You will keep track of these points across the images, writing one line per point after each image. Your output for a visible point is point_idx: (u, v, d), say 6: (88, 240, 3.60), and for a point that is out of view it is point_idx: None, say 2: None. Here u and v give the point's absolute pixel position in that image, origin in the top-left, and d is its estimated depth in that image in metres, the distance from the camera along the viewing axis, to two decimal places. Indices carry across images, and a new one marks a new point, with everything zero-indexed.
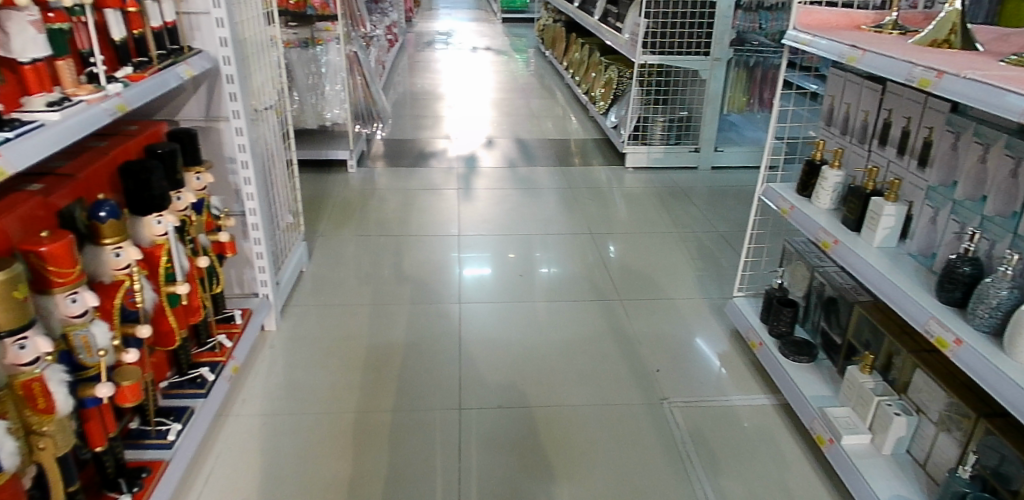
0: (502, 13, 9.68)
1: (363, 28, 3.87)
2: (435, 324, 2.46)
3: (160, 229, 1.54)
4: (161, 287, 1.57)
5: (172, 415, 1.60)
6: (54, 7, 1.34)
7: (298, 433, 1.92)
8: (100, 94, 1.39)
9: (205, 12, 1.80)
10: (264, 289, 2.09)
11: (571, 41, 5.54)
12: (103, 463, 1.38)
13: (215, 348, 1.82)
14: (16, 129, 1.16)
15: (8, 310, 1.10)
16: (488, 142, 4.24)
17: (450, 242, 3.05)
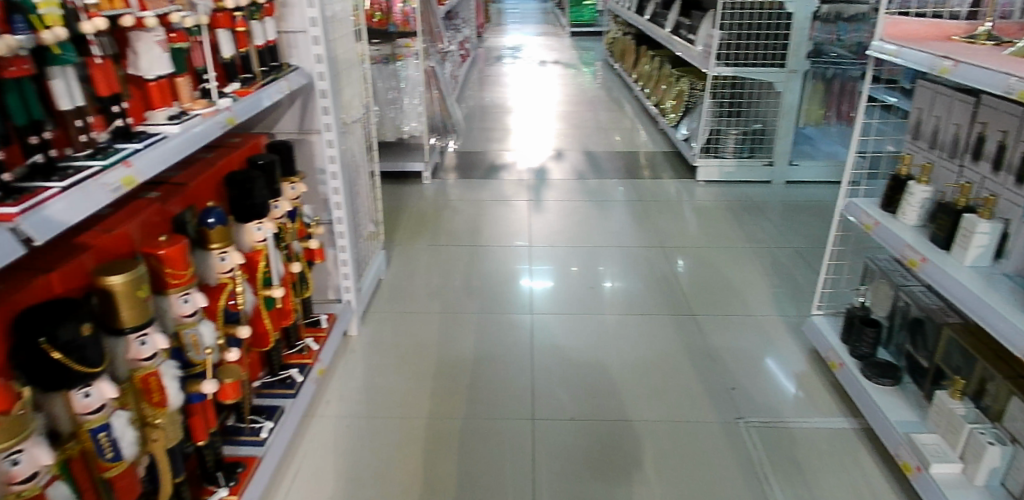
0: (570, 27, 9.76)
1: (440, 44, 3.98)
2: (508, 334, 2.49)
3: (259, 235, 1.63)
4: (258, 291, 1.65)
5: (265, 414, 1.67)
6: (176, 28, 1.43)
7: (377, 436, 1.97)
8: (212, 109, 1.49)
9: (302, 30, 1.90)
10: (347, 295, 2.17)
11: (640, 54, 5.53)
12: (204, 457, 1.45)
13: (303, 350, 1.90)
14: (143, 140, 1.29)
15: (133, 308, 1.19)
16: (557, 155, 4.27)
17: (519, 253, 3.08)
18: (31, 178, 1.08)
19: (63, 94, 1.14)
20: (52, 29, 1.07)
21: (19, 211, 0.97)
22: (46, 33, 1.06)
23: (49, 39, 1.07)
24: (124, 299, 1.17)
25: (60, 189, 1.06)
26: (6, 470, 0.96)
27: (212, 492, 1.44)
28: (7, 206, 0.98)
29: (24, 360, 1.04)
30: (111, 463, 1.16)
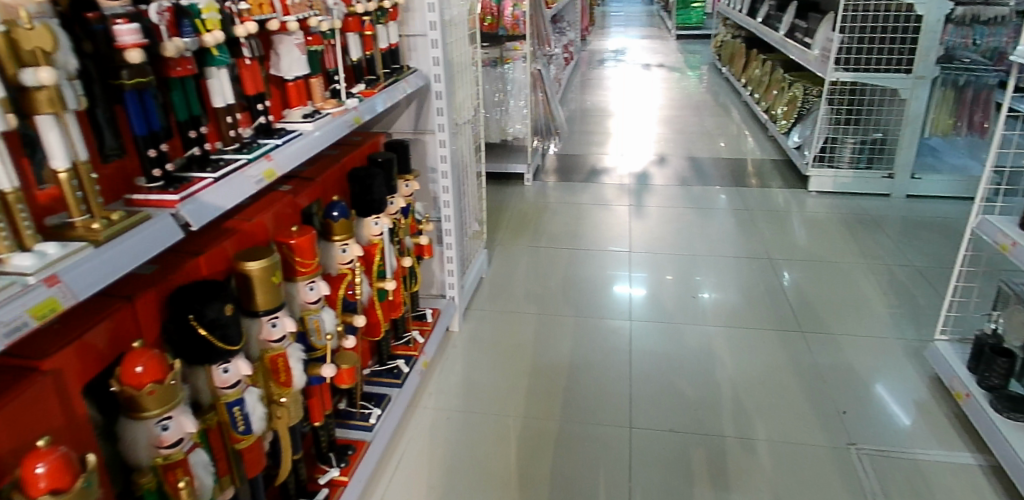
0: (677, 30, 9.56)
1: (547, 47, 4.02)
2: (606, 340, 2.47)
3: (376, 229, 1.70)
4: (372, 283, 1.72)
5: (373, 401, 1.75)
6: (312, 32, 1.51)
7: (475, 431, 2.01)
8: (341, 108, 1.58)
9: (422, 34, 1.98)
10: (451, 292, 2.22)
11: (751, 57, 5.33)
12: (319, 437, 1.53)
13: (409, 343, 1.96)
14: (282, 136, 1.38)
15: (266, 292, 1.28)
16: (660, 160, 4.19)
17: (615, 259, 3.05)
18: (188, 168, 1.19)
19: (218, 92, 1.23)
20: (212, 32, 1.17)
21: (180, 197, 1.08)
22: (208, 36, 1.15)
23: (210, 41, 1.16)
24: (259, 283, 1.26)
25: (212, 180, 1.15)
26: (156, 435, 1.04)
27: (325, 471, 1.52)
28: (169, 193, 1.08)
29: (175, 335, 1.14)
30: (242, 436, 1.22)
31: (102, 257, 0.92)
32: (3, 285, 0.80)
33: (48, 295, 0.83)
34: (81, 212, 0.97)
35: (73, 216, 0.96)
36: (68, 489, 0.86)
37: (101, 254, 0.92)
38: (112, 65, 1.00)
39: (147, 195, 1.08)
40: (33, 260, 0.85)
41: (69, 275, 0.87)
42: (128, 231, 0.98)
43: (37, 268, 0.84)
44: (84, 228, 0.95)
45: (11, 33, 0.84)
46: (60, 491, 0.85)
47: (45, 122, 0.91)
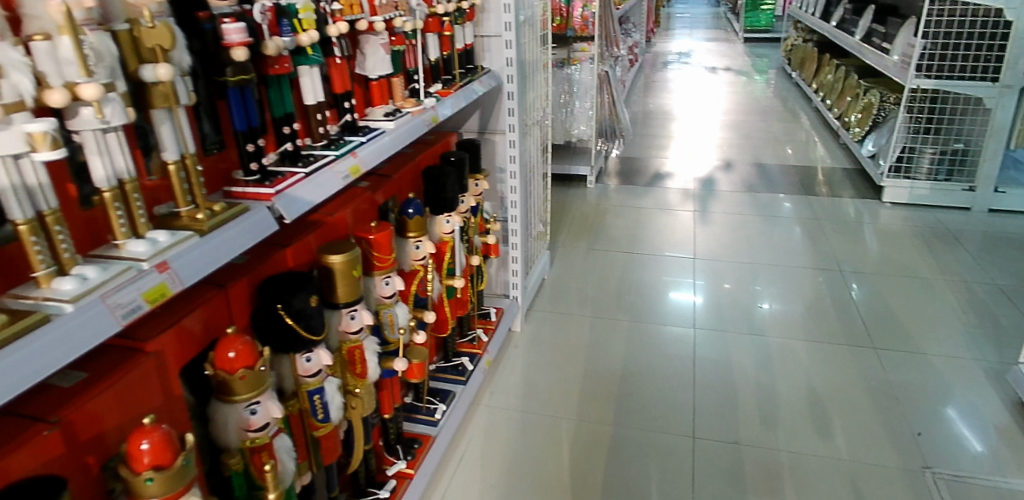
0: (744, 33, 9.34)
1: (614, 48, 3.99)
2: (668, 347, 2.43)
3: (448, 228, 1.72)
4: (442, 280, 1.75)
5: (439, 396, 1.77)
6: (396, 32, 1.54)
7: (536, 431, 2.01)
8: (420, 107, 1.61)
9: (496, 34, 1.99)
10: (514, 292, 2.23)
11: (823, 62, 5.17)
12: (388, 428, 1.56)
13: (474, 341, 1.98)
14: (366, 134, 1.42)
15: (346, 285, 1.31)
16: (726, 165, 4.11)
17: (675, 265, 3.00)
18: (281, 163, 1.23)
19: (310, 90, 1.27)
20: (307, 32, 1.21)
21: (274, 191, 1.11)
22: (304, 35, 1.19)
23: (305, 40, 1.20)
24: (341, 276, 1.30)
25: (304, 175, 1.19)
26: (244, 418, 1.08)
27: (392, 463, 1.55)
28: (265, 187, 1.12)
29: (263, 323, 1.18)
30: (320, 423, 1.25)
31: (207, 246, 0.96)
32: (121, 270, 0.85)
33: (160, 280, 0.88)
34: (187, 202, 1.01)
35: (180, 206, 1.01)
36: (170, 466, 0.90)
37: (206, 243, 0.97)
38: (218, 63, 1.05)
39: (244, 188, 1.12)
40: (146, 247, 0.90)
41: (179, 262, 0.91)
42: (230, 221, 1.02)
43: (150, 255, 0.89)
44: (190, 218, 0.99)
45: (135, 32, 0.89)
46: (162, 468, 0.89)
47: (159, 116, 0.96)
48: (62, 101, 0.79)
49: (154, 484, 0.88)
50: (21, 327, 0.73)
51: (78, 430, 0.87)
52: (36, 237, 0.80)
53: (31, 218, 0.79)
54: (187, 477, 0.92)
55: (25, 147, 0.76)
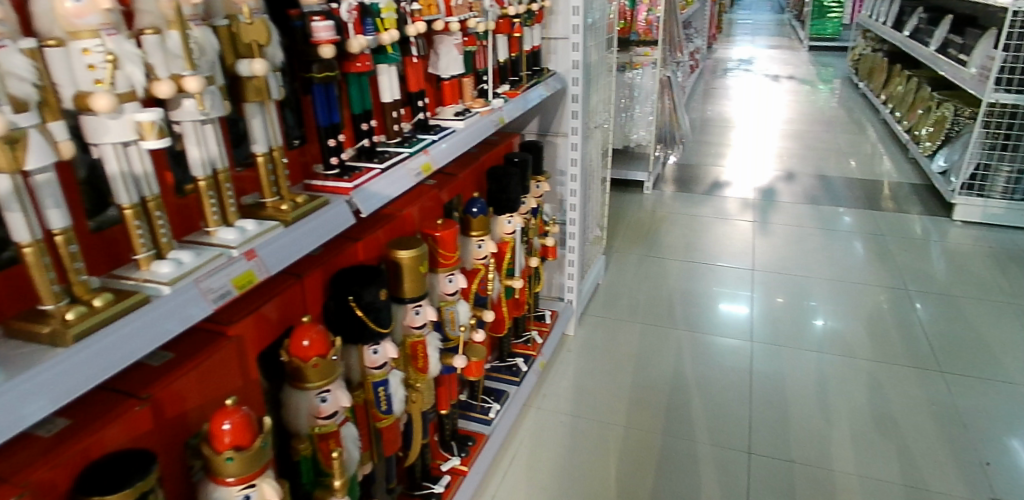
0: (809, 40, 9.10)
1: (677, 54, 3.94)
2: (723, 358, 2.39)
3: (509, 228, 1.74)
4: (502, 280, 1.76)
5: (493, 395, 1.78)
6: (469, 33, 1.56)
7: (589, 437, 2.00)
8: (488, 108, 1.62)
9: (564, 37, 1.99)
10: (569, 295, 2.23)
11: (893, 73, 4.99)
12: (444, 424, 1.57)
13: (528, 342, 1.98)
14: (438, 132, 1.44)
15: (413, 281, 1.34)
16: (787, 176, 4.01)
17: (727, 276, 2.95)
18: (357, 158, 1.27)
19: (387, 88, 1.30)
20: (388, 31, 1.23)
21: (352, 186, 1.15)
22: (385, 34, 1.21)
23: (386, 39, 1.22)
24: (408, 272, 1.32)
25: (380, 170, 1.22)
26: (315, 405, 1.11)
27: (447, 458, 1.56)
28: (343, 181, 1.15)
29: (335, 314, 1.21)
30: (383, 415, 1.28)
31: (291, 236, 1.00)
32: (213, 256, 0.89)
33: (247, 268, 0.91)
34: (272, 193, 1.05)
35: (265, 196, 1.04)
36: (248, 446, 0.93)
37: (289, 234, 1.00)
38: (305, 60, 1.08)
39: (324, 182, 1.15)
40: (235, 235, 0.94)
41: (265, 251, 0.95)
42: (311, 214, 1.05)
43: (239, 242, 0.93)
44: (274, 209, 1.03)
45: (234, 28, 0.93)
46: (242, 448, 0.92)
47: (252, 109, 0.99)
48: (168, 92, 0.82)
49: (233, 463, 0.91)
50: (123, 307, 0.77)
51: (165, 407, 0.91)
52: (138, 221, 0.83)
53: (135, 202, 0.83)
54: (263, 458, 0.95)
55: (133, 135, 0.79)
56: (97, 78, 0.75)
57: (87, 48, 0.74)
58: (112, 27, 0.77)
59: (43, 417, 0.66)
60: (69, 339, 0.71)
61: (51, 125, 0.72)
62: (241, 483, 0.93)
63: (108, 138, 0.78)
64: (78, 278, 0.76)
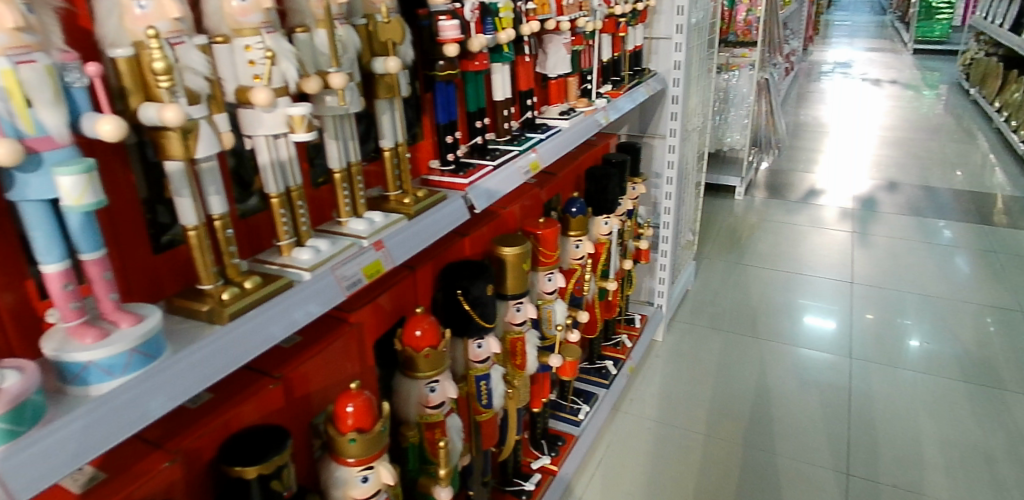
0: (914, 43, 8.62)
1: (776, 56, 3.83)
2: (819, 373, 2.29)
3: (605, 229, 1.73)
4: (597, 281, 1.76)
5: (582, 397, 1.77)
6: (578, 32, 1.57)
7: (678, 446, 1.95)
8: (592, 108, 1.62)
9: (667, 37, 1.98)
10: (659, 300, 2.20)
11: (1010, 78, 4.65)
12: (536, 423, 1.58)
13: (617, 345, 1.98)
14: (546, 131, 1.45)
15: (516, 278, 1.35)
16: (889, 186, 3.81)
17: (817, 289, 2.81)
18: (469, 155, 1.29)
19: (500, 86, 1.32)
20: (505, 30, 1.25)
21: (467, 182, 1.17)
22: (503, 33, 1.23)
23: (505, 38, 1.24)
24: (512, 268, 1.34)
25: (493, 167, 1.24)
26: (424, 394, 1.14)
27: (537, 457, 1.56)
28: (459, 177, 1.18)
29: (444, 306, 1.24)
30: (483, 408, 1.30)
31: (414, 229, 1.04)
32: (346, 245, 0.94)
33: (376, 258, 0.95)
34: (396, 187, 1.09)
35: (389, 190, 1.08)
36: (369, 430, 0.96)
37: (412, 227, 1.04)
38: (430, 58, 1.11)
39: (440, 177, 1.19)
40: (365, 226, 0.98)
41: (392, 243, 0.99)
42: (432, 208, 1.09)
43: (369, 233, 0.97)
44: (397, 202, 1.07)
45: (372, 27, 0.97)
46: (363, 431, 0.96)
47: (382, 105, 1.03)
48: (315, 88, 0.85)
49: (355, 445, 0.95)
50: (270, 290, 0.81)
51: (295, 387, 0.95)
52: (283, 209, 0.88)
53: (282, 192, 0.88)
54: (382, 443, 0.99)
55: (284, 128, 0.83)
56: (256, 73, 0.79)
57: (249, 45, 0.79)
58: (271, 26, 0.81)
59: (200, 391, 0.71)
60: (226, 318, 0.76)
61: (217, 117, 0.77)
62: (360, 465, 0.96)
63: (262, 130, 0.83)
64: (232, 261, 0.81)
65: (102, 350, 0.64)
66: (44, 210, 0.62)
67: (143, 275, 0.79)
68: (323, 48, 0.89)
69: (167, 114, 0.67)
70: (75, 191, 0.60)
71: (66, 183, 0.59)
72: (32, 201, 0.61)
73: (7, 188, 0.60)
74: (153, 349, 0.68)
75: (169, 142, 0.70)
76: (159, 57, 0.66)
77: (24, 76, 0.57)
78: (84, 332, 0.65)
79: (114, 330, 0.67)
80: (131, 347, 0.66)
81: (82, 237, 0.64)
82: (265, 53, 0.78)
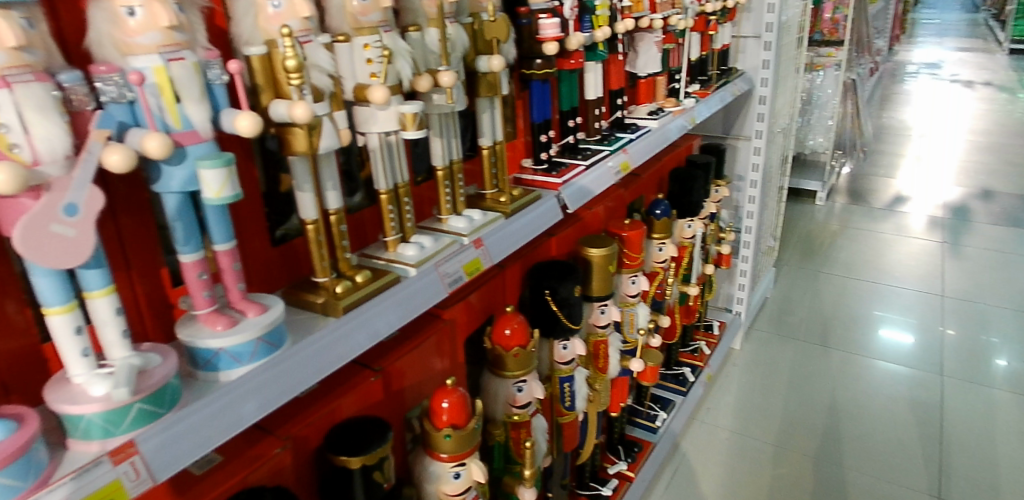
0: (1011, 43, 8.12)
1: (865, 55, 3.69)
2: (907, 388, 2.17)
3: (689, 232, 1.68)
4: (679, 286, 1.74)
5: (659, 404, 1.75)
6: (669, 30, 1.54)
7: (757, 457, 1.89)
8: (681, 107, 1.59)
9: (755, 35, 1.93)
10: (738, 307, 2.16)
11: None
12: (614, 428, 1.56)
13: (696, 352, 1.96)
14: (635, 131, 1.43)
15: (601, 279, 1.34)
16: (983, 194, 3.60)
17: (895, 301, 2.67)
18: (561, 155, 1.30)
19: (593, 85, 1.31)
20: (601, 28, 1.24)
21: (561, 181, 1.18)
22: (600, 31, 1.23)
23: (601, 36, 1.24)
24: (598, 270, 1.33)
25: (586, 167, 1.23)
26: (512, 393, 1.14)
27: (614, 462, 1.55)
28: (552, 177, 1.19)
29: (531, 306, 1.24)
30: (566, 411, 1.29)
31: (510, 227, 1.05)
32: (448, 243, 0.96)
33: (476, 256, 0.97)
34: (492, 185, 1.11)
35: (485, 188, 1.11)
36: (463, 426, 0.97)
37: (508, 226, 1.06)
38: (529, 56, 1.12)
39: (533, 176, 1.21)
40: (465, 223, 1.01)
41: (490, 240, 1.01)
42: (527, 207, 1.11)
43: (469, 231, 0.99)
44: (494, 200, 1.09)
45: (477, 25, 0.99)
46: (458, 427, 0.96)
47: (483, 104, 1.05)
48: (427, 86, 0.88)
49: (450, 441, 0.95)
50: (380, 284, 0.83)
51: (393, 381, 0.97)
52: (390, 206, 0.91)
53: (390, 188, 0.91)
54: (474, 440, 0.99)
55: (396, 126, 0.85)
56: (373, 71, 0.81)
57: (367, 43, 0.80)
58: (387, 24, 0.83)
59: (312, 384, 0.72)
60: (340, 310, 0.78)
61: (336, 114, 0.78)
62: (453, 461, 0.97)
63: (375, 127, 0.84)
64: (344, 255, 0.83)
65: (233, 338, 0.65)
66: (184, 201, 0.64)
67: (261, 266, 0.81)
68: (432, 47, 0.91)
69: (297, 110, 0.68)
70: (216, 183, 0.62)
71: (208, 176, 0.61)
72: (175, 193, 0.62)
73: (151, 181, 0.62)
74: (276, 338, 0.70)
75: (295, 137, 0.72)
76: (291, 56, 0.67)
77: (175, 73, 0.60)
78: (216, 319, 0.67)
79: (242, 319, 0.69)
80: (258, 335, 0.67)
81: (217, 228, 0.67)
82: (382, 51, 0.80)
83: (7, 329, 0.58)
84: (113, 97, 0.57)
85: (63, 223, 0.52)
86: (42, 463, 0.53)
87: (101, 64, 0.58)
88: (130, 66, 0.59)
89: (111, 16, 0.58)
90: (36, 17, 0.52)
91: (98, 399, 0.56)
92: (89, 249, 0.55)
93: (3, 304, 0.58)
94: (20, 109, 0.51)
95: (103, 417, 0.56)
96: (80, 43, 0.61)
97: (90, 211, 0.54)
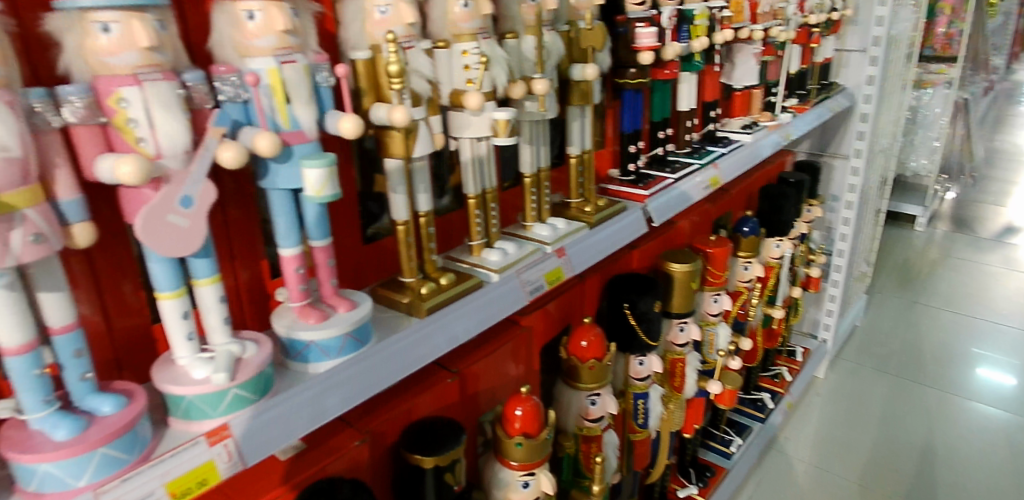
0: None
1: (980, 74, 3.45)
2: (1010, 435, 1.99)
3: (776, 252, 1.61)
4: (763, 307, 1.67)
5: (734, 428, 1.68)
6: (769, 42, 1.48)
7: (837, 494, 1.78)
8: (776, 122, 1.53)
9: (861, 50, 1.83)
10: (825, 334, 2.06)
11: None
12: (686, 450, 1.51)
13: (776, 377, 1.88)
14: (727, 145, 1.39)
15: (683, 296, 1.30)
16: None
17: (999, 339, 2.46)
18: (649, 166, 1.28)
19: (686, 97, 1.28)
20: (699, 38, 1.21)
21: (648, 193, 1.17)
22: (697, 41, 1.20)
23: (698, 46, 1.21)
24: (679, 286, 1.29)
25: (673, 181, 1.21)
26: (585, 406, 1.13)
27: (684, 485, 1.49)
28: (638, 188, 1.18)
29: (608, 318, 1.22)
30: (639, 428, 1.27)
31: (593, 238, 1.05)
32: (531, 250, 0.96)
33: (557, 265, 0.97)
34: (578, 194, 1.11)
35: (571, 197, 1.12)
36: (535, 436, 0.96)
37: (592, 236, 1.05)
38: (622, 65, 1.12)
39: (619, 187, 1.20)
40: (549, 231, 1.01)
41: (573, 250, 1.01)
42: (611, 218, 1.10)
43: (552, 239, 0.99)
44: (578, 210, 1.09)
45: (574, 33, 0.99)
46: (529, 436, 0.96)
47: (573, 112, 1.05)
48: (520, 93, 0.90)
49: (521, 449, 0.95)
50: (464, 287, 0.84)
51: (468, 384, 0.97)
52: (477, 210, 0.92)
53: (479, 193, 0.92)
54: (545, 450, 0.98)
55: (488, 132, 0.86)
56: (470, 78, 0.82)
57: (466, 50, 0.81)
58: (486, 32, 0.84)
59: (393, 382, 0.73)
60: (424, 312, 0.79)
61: (431, 118, 0.80)
62: (523, 469, 0.96)
63: (468, 133, 0.86)
64: (430, 257, 0.85)
65: (323, 332, 0.67)
66: (286, 198, 0.67)
67: (352, 263, 0.84)
68: (529, 54, 0.91)
69: (395, 114, 0.70)
70: (318, 183, 0.64)
71: (311, 174, 0.63)
72: (279, 189, 0.66)
73: (260, 177, 0.66)
74: (362, 335, 0.71)
75: (392, 140, 0.74)
76: (394, 61, 0.69)
77: (287, 75, 0.62)
78: (309, 313, 0.69)
79: (332, 314, 0.71)
80: (346, 331, 0.69)
81: (315, 225, 0.69)
82: (480, 58, 0.80)
83: (123, 309, 0.62)
84: (229, 96, 0.60)
85: (178, 214, 0.56)
86: (146, 439, 0.55)
87: (221, 64, 0.61)
88: (247, 67, 0.61)
89: (233, 20, 0.60)
90: (167, 18, 0.55)
91: (199, 381, 0.59)
92: (200, 239, 0.58)
93: (121, 286, 0.61)
94: (148, 105, 0.53)
95: (202, 399, 0.58)
96: (203, 43, 0.64)
97: (202, 204, 0.57)
